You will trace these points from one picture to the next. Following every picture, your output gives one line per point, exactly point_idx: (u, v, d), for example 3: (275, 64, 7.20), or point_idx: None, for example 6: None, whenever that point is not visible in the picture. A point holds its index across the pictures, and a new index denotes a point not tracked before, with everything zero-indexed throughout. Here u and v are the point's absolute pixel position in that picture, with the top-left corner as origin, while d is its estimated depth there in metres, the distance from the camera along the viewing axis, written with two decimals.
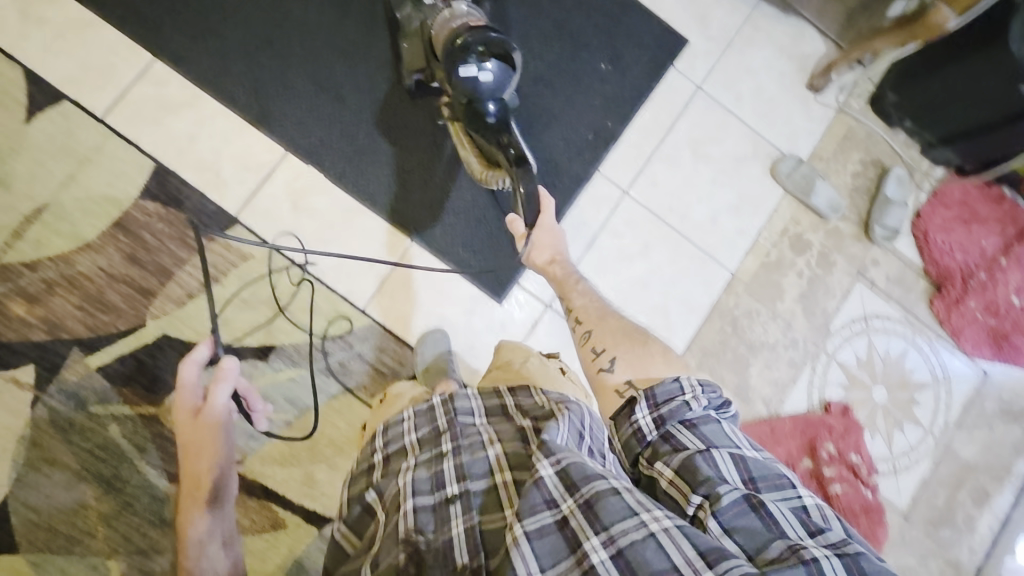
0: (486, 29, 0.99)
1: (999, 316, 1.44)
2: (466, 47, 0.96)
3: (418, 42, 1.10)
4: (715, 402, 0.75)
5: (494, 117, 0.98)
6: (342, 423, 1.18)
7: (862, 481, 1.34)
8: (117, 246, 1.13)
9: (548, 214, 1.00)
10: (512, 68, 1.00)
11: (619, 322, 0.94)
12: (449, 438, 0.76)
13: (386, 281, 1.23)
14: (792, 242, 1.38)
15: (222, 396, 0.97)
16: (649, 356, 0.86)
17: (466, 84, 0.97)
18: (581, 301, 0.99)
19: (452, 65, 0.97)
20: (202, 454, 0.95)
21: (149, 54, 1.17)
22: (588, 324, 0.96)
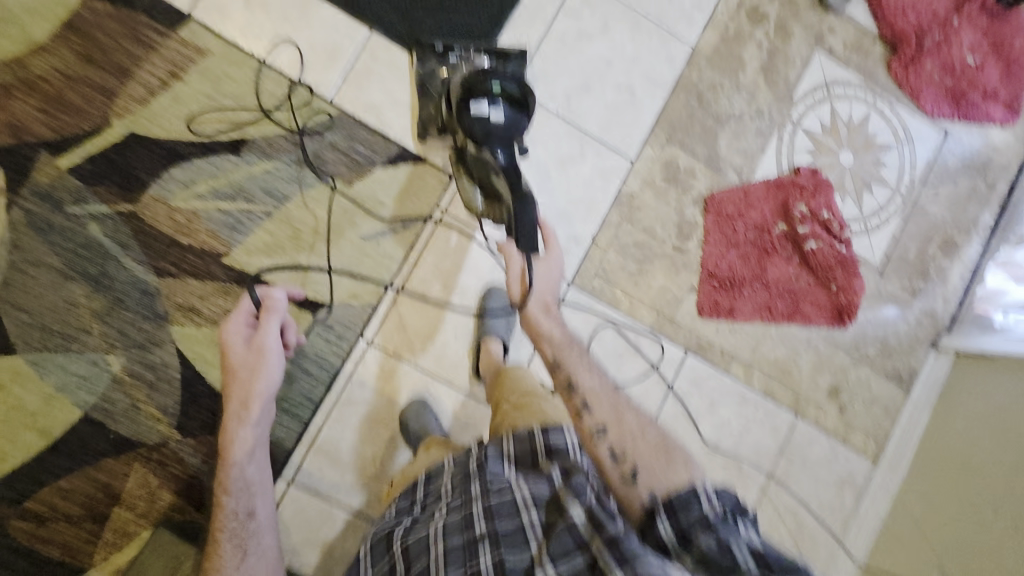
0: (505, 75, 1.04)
1: (955, 75, 1.48)
2: (484, 88, 1.00)
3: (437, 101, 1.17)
4: (730, 503, 0.71)
5: (499, 156, 0.98)
6: (321, 212, 1.19)
7: (836, 237, 1.39)
8: (71, 47, 1.11)
9: (549, 253, 0.98)
10: (526, 114, 1.03)
11: (638, 421, 0.83)
12: (477, 482, 0.79)
13: (349, 71, 1.22)
14: (748, 15, 1.40)
15: (269, 331, 1.03)
16: (673, 464, 0.76)
17: (476, 120, 0.98)
18: (588, 385, 0.87)
19: (465, 98, 1.00)
20: (251, 374, 0.99)
21: None
22: (600, 415, 0.83)
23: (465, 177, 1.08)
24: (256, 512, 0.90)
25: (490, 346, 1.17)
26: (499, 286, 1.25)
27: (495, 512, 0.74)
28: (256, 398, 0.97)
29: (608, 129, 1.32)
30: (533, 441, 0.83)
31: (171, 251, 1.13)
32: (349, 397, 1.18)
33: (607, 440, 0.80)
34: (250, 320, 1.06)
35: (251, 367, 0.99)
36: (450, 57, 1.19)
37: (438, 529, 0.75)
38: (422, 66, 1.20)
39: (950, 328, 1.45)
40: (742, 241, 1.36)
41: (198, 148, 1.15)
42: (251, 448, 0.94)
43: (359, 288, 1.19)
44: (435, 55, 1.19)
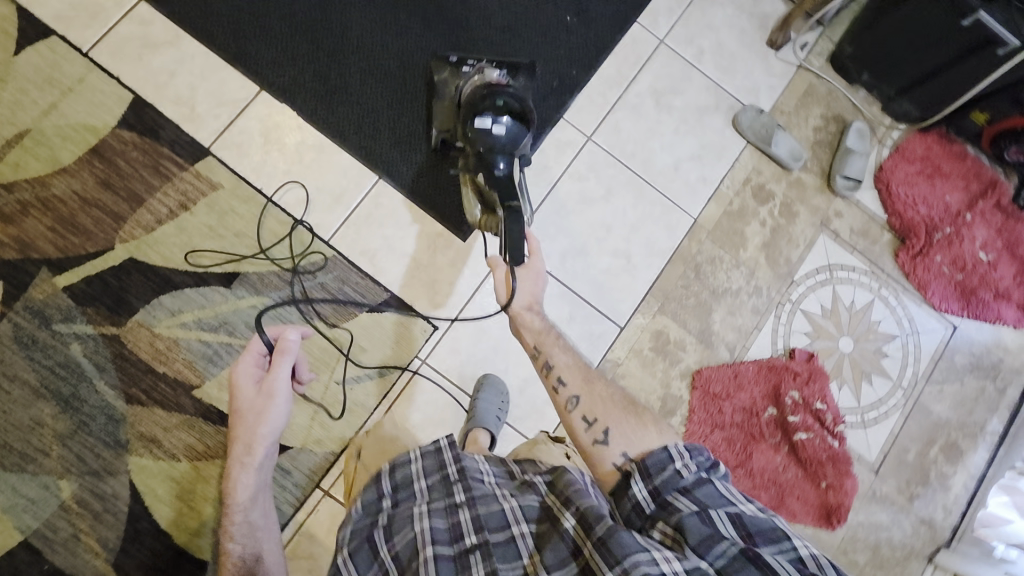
0: (508, 95, 1.09)
1: (966, 271, 1.45)
2: (489, 104, 1.06)
3: (449, 105, 1.20)
4: (705, 462, 0.75)
5: (501, 164, 1.03)
6: (301, 352, 1.20)
7: (829, 430, 1.32)
8: (91, 171, 1.17)
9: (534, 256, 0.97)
10: (526, 127, 1.08)
11: (608, 388, 0.88)
12: (461, 490, 0.78)
13: (351, 215, 1.25)
14: (755, 192, 1.41)
15: (280, 374, 0.94)
16: (644, 424, 0.82)
17: (481, 134, 1.04)
18: (562, 362, 0.91)
19: (471, 116, 1.06)
20: (259, 419, 0.92)
21: None
22: (574, 386, 0.88)
23: (467, 184, 1.15)
24: (264, 556, 0.87)
25: (478, 438, 1.14)
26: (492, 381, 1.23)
27: (485, 523, 0.73)
28: (261, 442, 0.91)
29: (600, 292, 1.32)
30: (508, 469, 0.87)
31: (145, 378, 1.14)
32: (296, 550, 1.13)
33: (577, 410, 0.86)
34: (262, 356, 0.98)
35: (263, 402, 0.92)
36: (464, 68, 1.21)
37: (423, 533, 0.73)
38: (435, 73, 1.22)
39: (950, 542, 1.35)
40: (729, 423, 1.31)
41: (192, 277, 1.18)
42: (254, 494, 0.90)
43: (326, 434, 1.18)
44: (450, 70, 1.21)
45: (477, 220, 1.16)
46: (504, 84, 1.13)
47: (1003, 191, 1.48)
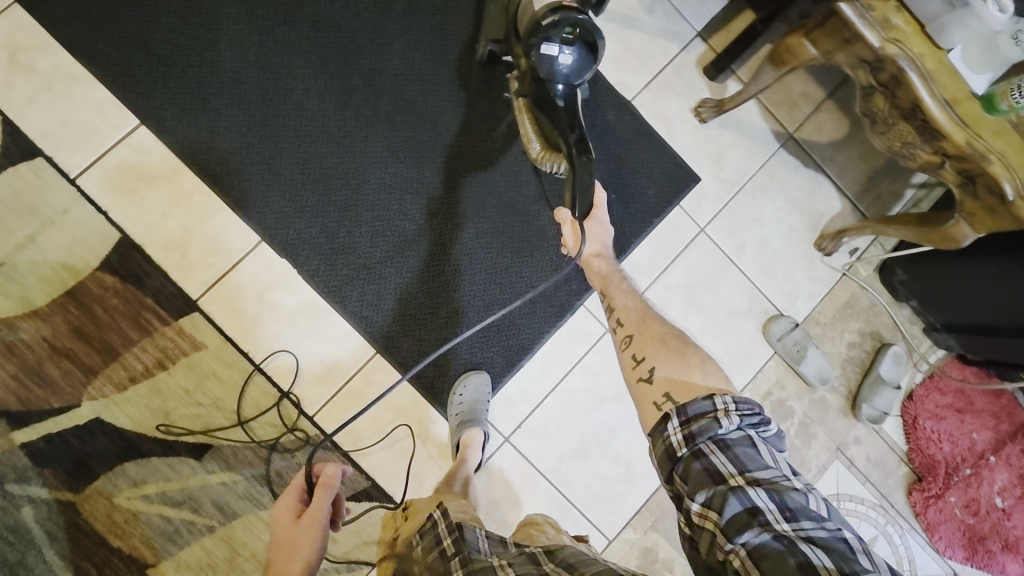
0: (577, 7, 0.94)
1: (978, 516, 1.38)
2: (554, 26, 0.92)
3: (500, 13, 1.15)
4: (753, 415, 0.65)
5: (564, 97, 0.97)
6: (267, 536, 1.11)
7: None
8: (66, 317, 1.08)
9: (600, 208, 0.96)
10: (596, 57, 0.96)
11: (663, 329, 0.85)
12: (457, 569, 0.69)
13: (340, 392, 1.17)
14: (772, 406, 1.32)
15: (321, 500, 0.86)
16: (689, 366, 0.76)
17: (545, 62, 0.94)
18: (621, 302, 0.92)
19: (534, 44, 0.93)
20: (289, 559, 0.80)
21: (136, 119, 1.13)
22: (629, 329, 0.87)
23: (524, 111, 1.09)
24: None
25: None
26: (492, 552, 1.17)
27: None
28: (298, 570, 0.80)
29: (593, 501, 1.24)
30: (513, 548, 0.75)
31: (98, 551, 1.06)
32: None
33: (630, 346, 0.83)
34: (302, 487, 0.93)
35: (307, 527, 0.86)
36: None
37: None
38: None
39: None
40: None
41: (160, 444, 1.09)
42: None
43: None
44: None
45: (535, 155, 1.10)
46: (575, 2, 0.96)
47: None
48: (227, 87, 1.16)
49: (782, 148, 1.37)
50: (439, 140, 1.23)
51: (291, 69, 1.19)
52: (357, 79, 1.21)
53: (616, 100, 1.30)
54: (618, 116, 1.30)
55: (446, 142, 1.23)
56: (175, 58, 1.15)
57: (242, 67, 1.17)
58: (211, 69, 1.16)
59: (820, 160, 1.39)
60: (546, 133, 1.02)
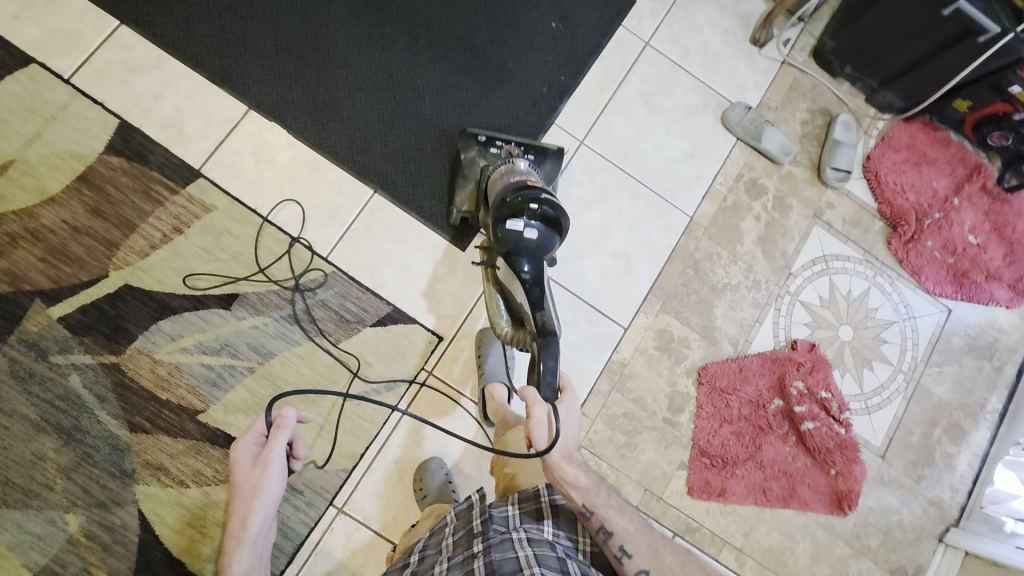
0: (544, 193, 1.04)
1: (956, 254, 1.47)
2: (520, 204, 1.02)
3: (473, 188, 1.20)
4: None
5: (529, 267, 1.03)
6: (305, 369, 1.18)
7: (835, 418, 1.34)
8: (81, 200, 1.15)
9: (568, 404, 0.93)
10: (558, 234, 1.05)
11: (674, 558, 0.88)
12: (480, 541, 0.86)
13: (348, 230, 1.25)
14: (747, 187, 1.42)
15: (278, 448, 0.92)
16: None
17: (510, 236, 1.02)
18: (623, 531, 0.86)
19: (501, 219, 1.03)
20: (255, 494, 0.90)
21: (116, 19, 1.22)
22: (641, 559, 0.85)
23: (494, 289, 1.15)
24: None
25: (495, 394, 1.14)
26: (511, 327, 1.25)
27: (497, 567, 0.79)
28: (256, 516, 0.89)
29: (601, 296, 1.32)
30: (539, 505, 0.92)
31: (148, 405, 1.12)
32: (311, 570, 1.12)
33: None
34: (261, 433, 0.97)
35: (260, 477, 0.90)
36: (493, 148, 1.19)
37: None
38: (463, 150, 1.20)
39: (959, 523, 1.37)
40: (736, 416, 1.31)
41: (190, 301, 1.16)
42: (251, 570, 0.88)
43: (335, 451, 1.17)
44: (476, 148, 1.19)
45: (505, 334, 1.10)
46: (538, 186, 1.06)
47: (987, 174, 1.51)
48: None
49: None
50: (394, 1, 1.34)
51: None
52: None
53: None
54: None
55: (400, 1, 1.34)
56: None
57: None
58: None
59: None
60: (515, 307, 1.06)
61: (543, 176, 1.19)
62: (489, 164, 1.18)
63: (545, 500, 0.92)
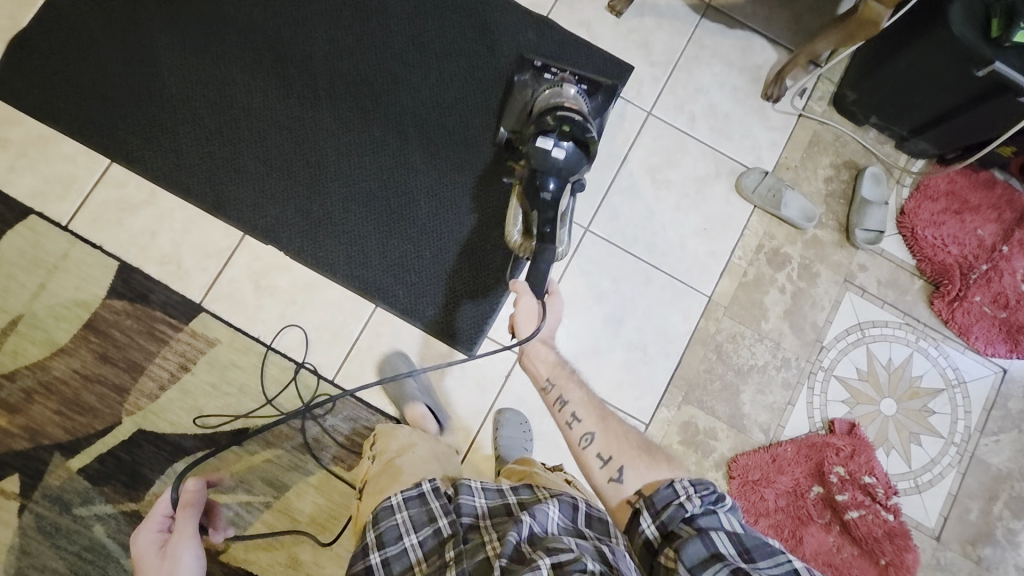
0: (580, 119, 1.11)
1: (1010, 307, 1.34)
2: (553, 124, 1.09)
3: (519, 109, 1.23)
4: (712, 495, 0.76)
5: (552, 186, 1.06)
6: (321, 498, 1.17)
7: (882, 504, 1.24)
8: (89, 347, 1.16)
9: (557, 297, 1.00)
10: (586, 159, 1.10)
11: (623, 426, 0.90)
12: (452, 545, 0.76)
13: (353, 350, 1.22)
14: (769, 257, 1.33)
15: (186, 524, 1.03)
16: (656, 462, 0.84)
17: (539, 151, 1.08)
18: (577, 400, 0.93)
19: (536, 133, 1.09)
20: None
21: (107, 158, 1.24)
22: (589, 424, 0.90)
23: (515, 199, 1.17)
24: None
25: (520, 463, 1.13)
26: (512, 409, 1.23)
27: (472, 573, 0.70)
28: None
29: (620, 390, 1.26)
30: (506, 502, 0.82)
31: None
32: None
33: (593, 446, 0.88)
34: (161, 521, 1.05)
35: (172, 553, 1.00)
36: (546, 75, 1.22)
37: None
38: (517, 73, 1.24)
39: None
40: (772, 509, 1.24)
41: (203, 440, 1.16)
42: None
43: None
44: (531, 77, 1.23)
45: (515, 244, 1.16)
46: (577, 110, 1.13)
47: None
48: (178, 108, 1.26)
49: (703, 18, 1.40)
50: (381, 101, 1.31)
51: (231, 78, 1.29)
52: (292, 70, 1.30)
53: (534, 20, 1.37)
54: (539, 34, 1.36)
55: (387, 101, 1.31)
56: (123, 96, 1.26)
57: (190, 88, 1.28)
58: (161, 97, 1.27)
59: (743, 20, 1.41)
60: (529, 218, 1.09)
61: (589, 106, 1.21)
62: (541, 88, 1.21)
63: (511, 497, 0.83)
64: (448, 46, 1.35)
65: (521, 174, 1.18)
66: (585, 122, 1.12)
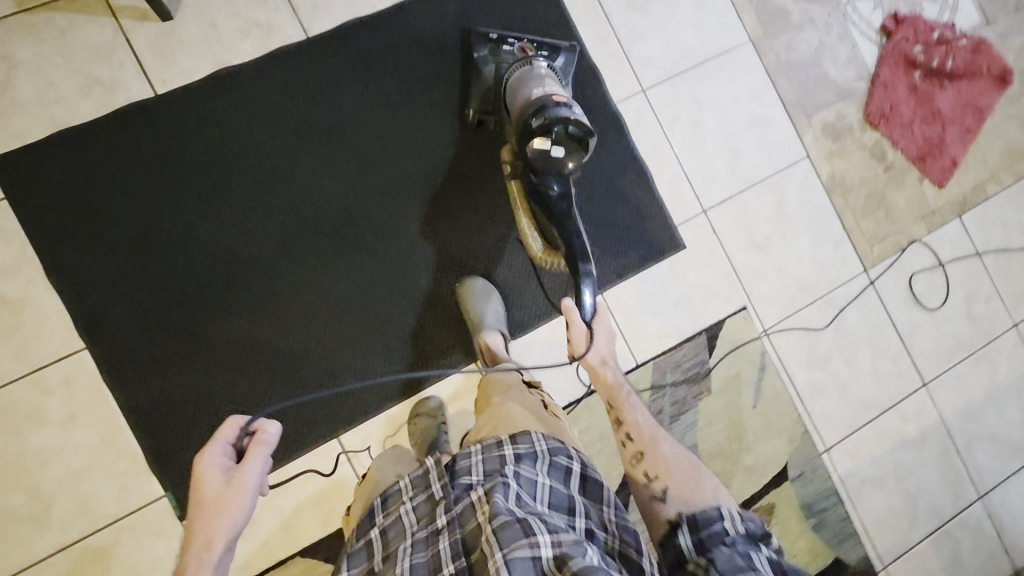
0: (568, 107, 1.03)
1: None
2: (541, 123, 1.01)
3: (487, 83, 1.19)
4: (755, 527, 0.77)
5: (556, 187, 1.03)
6: (717, 423, 1.34)
7: (953, 40, 1.53)
8: None
9: (603, 318, 1.05)
10: (587, 152, 1.05)
11: (676, 453, 0.93)
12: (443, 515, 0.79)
13: (625, 332, 1.32)
14: None
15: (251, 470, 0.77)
16: (699, 489, 0.85)
17: (536, 154, 1.02)
18: (634, 421, 0.99)
19: (524, 134, 1.02)
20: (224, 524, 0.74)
21: (333, 440, 1.17)
22: (641, 445, 0.95)
23: (519, 201, 1.15)
24: None
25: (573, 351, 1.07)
26: (740, 244, 1.39)
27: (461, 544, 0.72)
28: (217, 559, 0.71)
29: (773, 157, 1.42)
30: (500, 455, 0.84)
31: None
32: (853, 487, 1.40)
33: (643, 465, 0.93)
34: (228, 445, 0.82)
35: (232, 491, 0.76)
36: (506, 46, 1.20)
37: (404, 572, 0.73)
38: (477, 48, 1.21)
39: None
40: (914, 113, 1.49)
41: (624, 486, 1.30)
42: None
43: (787, 431, 1.37)
44: (489, 51, 1.20)
45: (535, 250, 1.16)
46: (563, 100, 1.04)
47: None
48: (323, 351, 1.18)
49: None
50: (430, 174, 1.25)
51: (323, 287, 1.19)
52: (351, 230, 1.21)
53: None
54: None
55: (435, 168, 1.25)
56: (279, 394, 1.15)
57: (309, 330, 1.18)
58: (302, 360, 1.17)
59: None
60: (546, 228, 1.07)
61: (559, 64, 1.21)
62: (508, 66, 1.17)
63: (507, 450, 0.84)
64: (416, 82, 1.25)
65: (516, 171, 1.12)
66: (569, 108, 1.03)
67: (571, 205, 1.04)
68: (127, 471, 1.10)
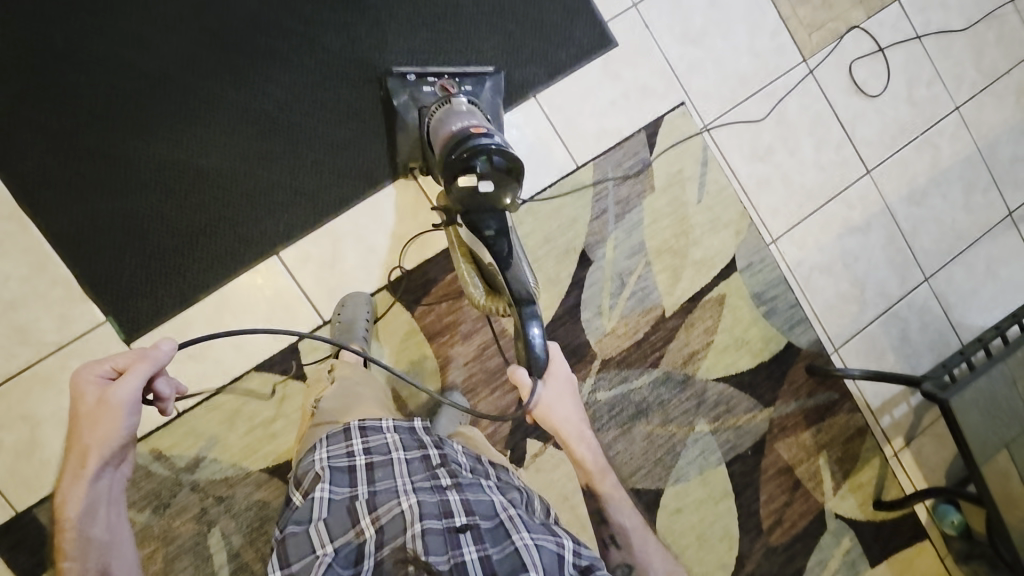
0: (490, 135, 0.96)
1: None
2: (463, 158, 0.94)
3: (413, 134, 1.16)
4: None
5: (495, 226, 0.98)
6: (663, 221, 1.34)
7: None
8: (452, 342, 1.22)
9: (561, 369, 0.98)
10: (518, 184, 0.97)
11: (666, 556, 0.89)
12: (448, 475, 0.83)
13: (563, 135, 1.29)
14: None
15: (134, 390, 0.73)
16: None
17: (463, 187, 0.95)
18: (619, 514, 0.92)
19: (448, 173, 0.96)
20: (107, 444, 0.73)
21: (273, 256, 1.16)
22: (626, 548, 0.89)
23: (465, 260, 1.11)
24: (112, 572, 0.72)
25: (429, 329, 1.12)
26: (675, 39, 1.35)
27: (473, 509, 0.77)
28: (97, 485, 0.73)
29: None
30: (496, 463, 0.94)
31: (643, 348, 1.33)
32: (802, 276, 1.42)
33: None
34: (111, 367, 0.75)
35: (98, 423, 0.72)
36: (425, 83, 1.17)
37: (412, 509, 0.75)
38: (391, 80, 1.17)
39: None
40: None
41: (576, 287, 1.31)
42: (92, 506, 0.73)
43: (733, 224, 1.38)
44: (408, 93, 1.16)
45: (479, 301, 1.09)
46: (483, 131, 0.97)
47: None
48: (250, 170, 1.14)
49: None
50: None
51: (240, 104, 1.14)
52: (264, 41, 1.15)
53: None
54: None
55: None
56: (210, 214, 1.13)
57: (233, 149, 1.14)
58: (228, 179, 1.14)
59: None
60: (492, 280, 1.03)
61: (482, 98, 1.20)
62: (430, 112, 1.13)
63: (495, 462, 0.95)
64: None
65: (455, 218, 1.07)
66: (491, 138, 0.96)
67: (512, 250, 0.98)
68: (65, 298, 1.08)
